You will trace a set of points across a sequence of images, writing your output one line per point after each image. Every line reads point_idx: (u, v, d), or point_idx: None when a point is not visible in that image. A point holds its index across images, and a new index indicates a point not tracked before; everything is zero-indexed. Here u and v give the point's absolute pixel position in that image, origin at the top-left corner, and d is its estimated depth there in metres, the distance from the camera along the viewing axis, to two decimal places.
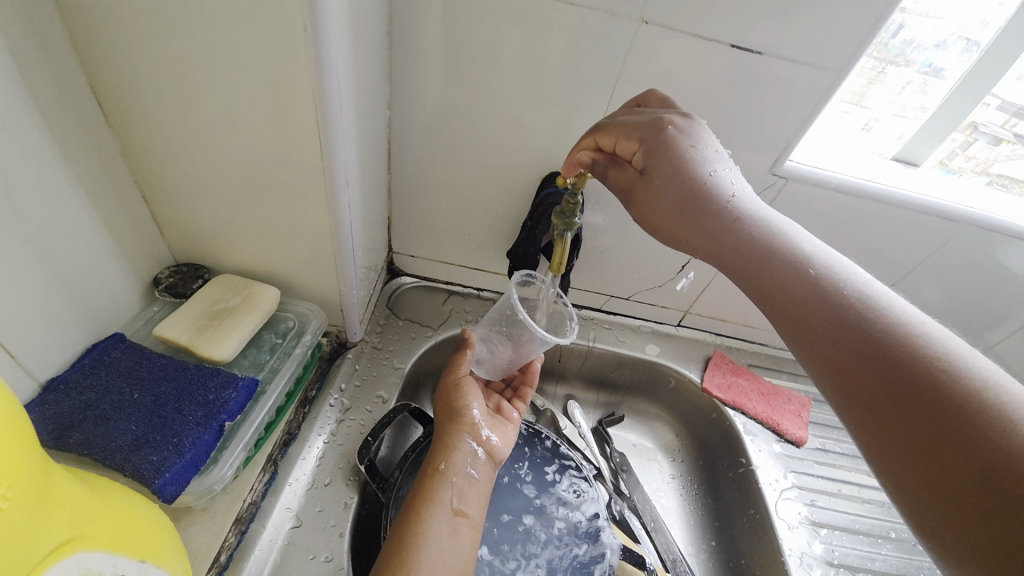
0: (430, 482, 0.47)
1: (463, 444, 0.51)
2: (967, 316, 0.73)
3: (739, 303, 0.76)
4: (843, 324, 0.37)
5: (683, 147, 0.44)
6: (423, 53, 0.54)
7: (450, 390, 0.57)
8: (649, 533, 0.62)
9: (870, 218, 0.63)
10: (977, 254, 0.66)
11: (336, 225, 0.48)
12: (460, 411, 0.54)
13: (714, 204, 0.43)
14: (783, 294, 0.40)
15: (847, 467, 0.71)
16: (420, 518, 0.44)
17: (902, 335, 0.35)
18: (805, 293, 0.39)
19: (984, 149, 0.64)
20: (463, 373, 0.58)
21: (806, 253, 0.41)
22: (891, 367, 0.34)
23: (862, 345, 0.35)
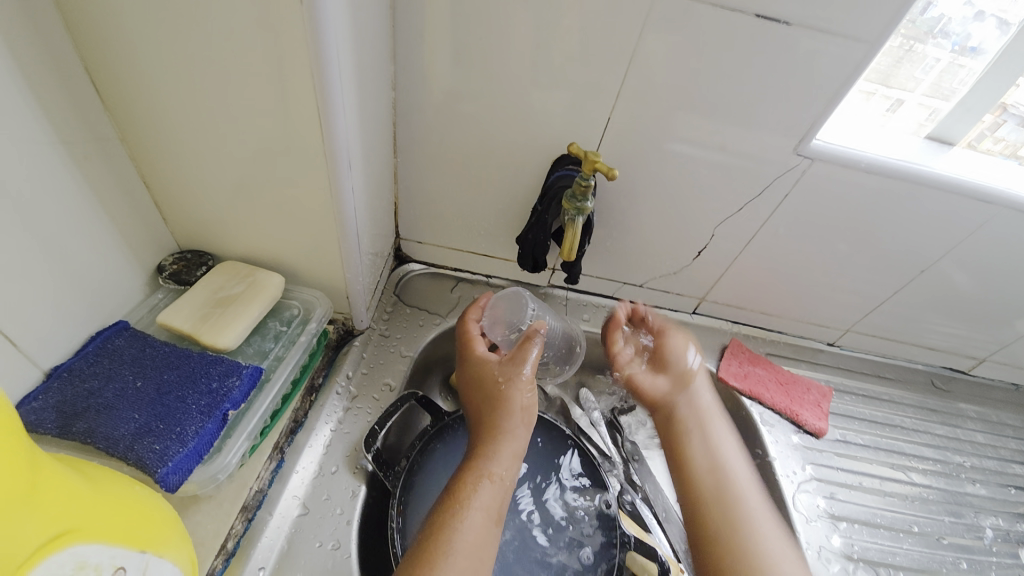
0: (467, 484, 0.47)
1: (505, 444, 0.49)
2: (999, 305, 0.70)
3: (757, 291, 0.73)
4: (710, 475, 0.60)
5: (675, 336, 0.70)
6: (428, 30, 0.52)
7: (507, 380, 0.52)
8: (660, 523, 0.62)
9: (898, 201, 0.60)
10: (1013, 239, 0.62)
11: (339, 210, 0.47)
12: (510, 412, 0.51)
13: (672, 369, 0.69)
14: (693, 454, 0.63)
15: (868, 459, 0.68)
16: (456, 521, 0.44)
17: (742, 505, 0.57)
18: (711, 473, 0.60)
19: (1013, 131, 0.60)
20: (525, 368, 0.52)
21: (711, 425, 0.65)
22: (721, 535, 0.55)
23: (705, 485, 0.59)
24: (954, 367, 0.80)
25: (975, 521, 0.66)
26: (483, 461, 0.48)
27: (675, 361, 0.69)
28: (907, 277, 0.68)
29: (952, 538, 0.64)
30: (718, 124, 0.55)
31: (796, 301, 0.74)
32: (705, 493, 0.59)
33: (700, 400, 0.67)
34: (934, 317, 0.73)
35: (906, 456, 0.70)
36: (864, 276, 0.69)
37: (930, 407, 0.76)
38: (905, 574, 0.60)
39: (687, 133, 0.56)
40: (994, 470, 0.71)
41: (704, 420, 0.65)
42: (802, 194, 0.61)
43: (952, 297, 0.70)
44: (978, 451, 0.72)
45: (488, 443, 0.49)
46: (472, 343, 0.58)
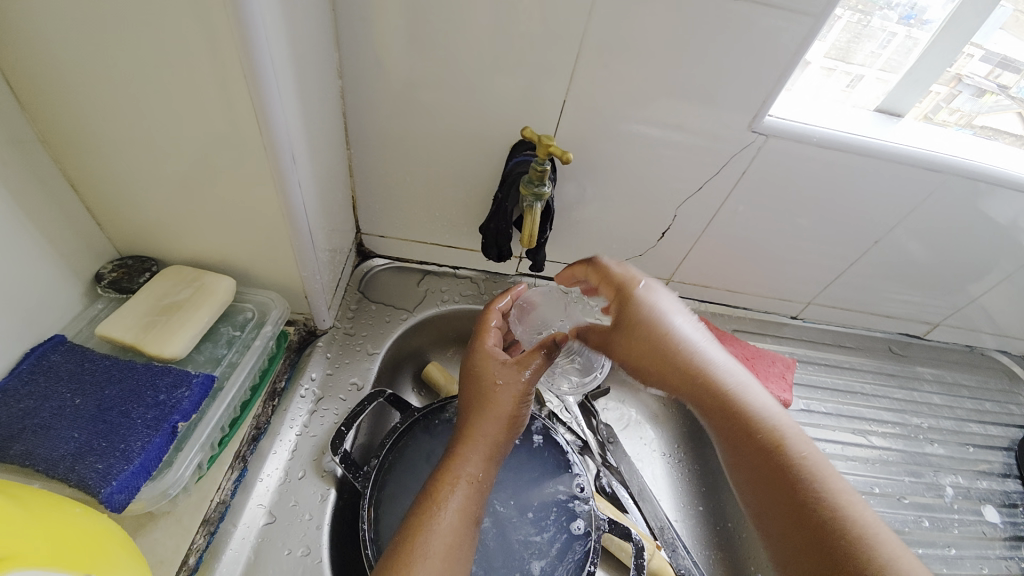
0: (445, 488, 0.46)
1: (483, 444, 0.49)
2: (950, 271, 0.73)
3: (721, 268, 0.74)
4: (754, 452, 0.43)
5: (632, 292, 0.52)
6: (371, 16, 0.50)
7: (511, 386, 0.51)
8: (637, 502, 0.63)
9: (850, 174, 0.61)
10: (960, 207, 0.64)
11: (288, 206, 0.45)
12: (504, 418, 0.50)
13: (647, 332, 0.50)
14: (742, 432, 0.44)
15: (832, 426, 0.71)
16: (431, 525, 0.43)
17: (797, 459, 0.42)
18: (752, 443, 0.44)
19: (968, 101, 0.64)
20: (532, 375, 0.52)
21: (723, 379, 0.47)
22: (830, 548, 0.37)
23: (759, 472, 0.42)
24: (910, 333, 0.83)
25: (935, 479, 0.69)
26: (465, 467, 0.47)
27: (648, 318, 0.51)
28: (862, 248, 0.70)
29: (911, 496, 0.67)
30: (673, 103, 0.55)
31: (759, 276, 0.75)
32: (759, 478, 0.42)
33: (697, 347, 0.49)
34: (890, 285, 0.75)
35: (868, 420, 0.72)
36: (822, 249, 0.70)
37: (889, 372, 0.79)
38: None
39: (643, 114, 0.56)
40: (950, 429, 0.74)
41: (742, 394, 0.46)
42: (759, 171, 0.61)
43: (906, 266, 0.72)
44: (935, 412, 0.76)
45: (471, 449, 0.48)
46: (486, 335, 0.57)
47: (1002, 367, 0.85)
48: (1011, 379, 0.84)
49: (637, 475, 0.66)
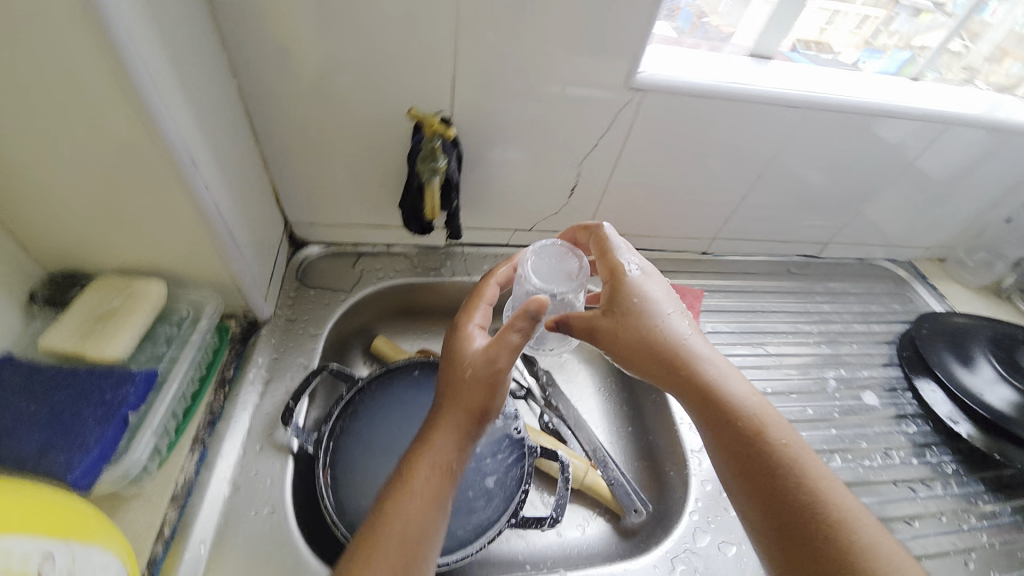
0: (415, 471, 0.48)
1: (444, 434, 0.49)
2: (829, 194, 0.82)
3: (631, 217, 0.81)
4: (738, 432, 0.49)
5: (627, 280, 0.57)
6: (252, 16, 0.52)
7: (480, 374, 0.50)
8: (573, 431, 0.72)
9: (722, 118, 0.68)
10: (824, 136, 0.72)
11: (198, 208, 0.49)
12: (475, 408, 0.50)
13: (640, 321, 0.55)
14: (723, 411, 0.50)
15: (734, 343, 0.80)
16: (398, 509, 0.46)
17: (775, 437, 0.48)
18: (735, 420, 0.50)
19: (905, 23, 0.76)
20: (501, 365, 0.50)
21: (710, 369, 0.52)
22: (796, 506, 0.45)
23: (745, 450, 0.48)
24: (806, 254, 0.93)
25: (819, 374, 0.78)
26: (438, 452, 0.49)
27: (637, 307, 0.55)
28: (749, 183, 0.78)
29: (799, 391, 0.76)
30: (553, 69, 0.60)
31: (665, 220, 0.83)
32: (739, 453, 0.48)
33: (682, 339, 0.54)
34: (780, 213, 0.84)
35: (764, 331, 0.83)
36: (716, 188, 0.78)
37: (787, 290, 0.89)
38: None
39: (527, 84, 0.61)
40: (838, 330, 0.85)
41: (724, 378, 0.52)
42: (644, 124, 0.67)
43: (791, 194, 0.81)
44: (825, 319, 0.86)
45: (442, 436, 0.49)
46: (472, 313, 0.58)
47: (891, 274, 0.95)
48: (896, 283, 0.94)
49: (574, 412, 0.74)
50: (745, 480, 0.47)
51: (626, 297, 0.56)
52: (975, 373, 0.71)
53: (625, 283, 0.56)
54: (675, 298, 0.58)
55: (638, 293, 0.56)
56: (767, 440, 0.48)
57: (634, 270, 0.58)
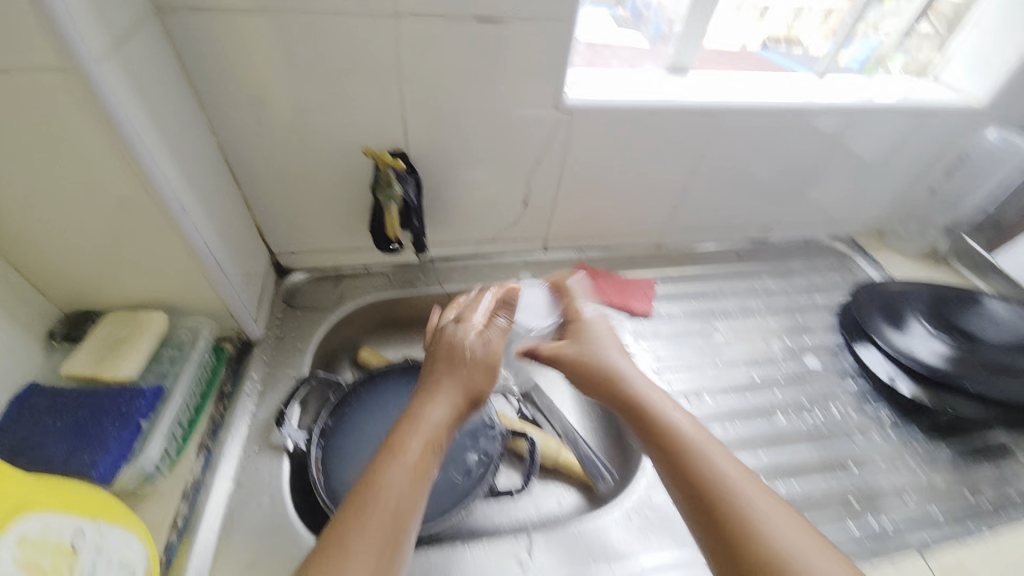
0: (405, 445, 0.47)
1: (403, 450, 0.47)
2: (760, 185, 0.90)
3: (583, 220, 0.89)
4: (677, 446, 0.48)
5: (589, 326, 0.65)
6: (226, 81, 0.62)
7: (484, 355, 0.58)
8: (546, 417, 0.79)
9: (647, 127, 0.76)
10: (742, 135, 0.81)
11: (190, 247, 0.57)
12: (474, 386, 0.55)
13: (593, 356, 0.60)
14: (659, 430, 0.50)
15: (687, 322, 0.86)
16: (358, 517, 0.42)
17: (712, 451, 0.47)
18: (676, 437, 0.48)
19: (875, 14, 0.85)
20: (495, 347, 0.59)
21: (651, 392, 0.53)
22: (730, 520, 0.42)
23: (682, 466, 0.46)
24: (754, 239, 1.00)
25: (765, 346, 0.84)
26: (430, 429, 0.49)
27: (593, 346, 0.61)
28: (685, 181, 0.86)
29: (760, 372, 0.79)
30: (488, 100, 0.69)
31: (616, 221, 0.90)
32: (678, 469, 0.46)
33: (631, 369, 0.56)
34: (720, 205, 0.92)
35: (717, 313, 0.88)
36: (655, 187, 0.86)
37: (738, 273, 0.96)
38: (708, 393, 0.75)
39: (468, 113, 0.70)
40: (787, 305, 0.92)
41: (660, 399, 0.53)
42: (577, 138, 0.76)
43: (726, 187, 0.89)
44: (772, 295, 0.93)
45: (438, 407, 0.51)
46: (451, 344, 0.58)
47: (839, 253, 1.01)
48: (841, 259, 1.00)
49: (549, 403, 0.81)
50: (682, 497, 0.45)
51: (581, 339, 0.63)
52: (909, 334, 0.77)
53: (586, 329, 0.65)
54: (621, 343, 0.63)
55: (592, 336, 0.63)
56: (704, 453, 0.47)
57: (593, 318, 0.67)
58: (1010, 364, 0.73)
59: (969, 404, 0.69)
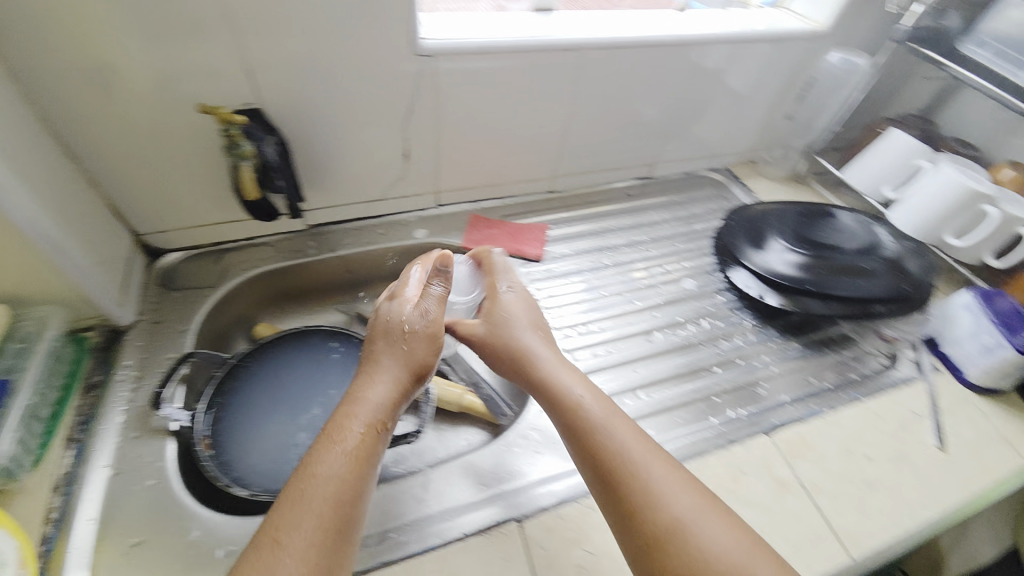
0: (346, 430, 0.48)
1: (338, 451, 0.47)
2: (637, 121, 0.93)
3: (471, 171, 0.89)
4: (596, 431, 0.53)
5: (506, 302, 0.67)
6: (33, 40, 0.54)
7: (421, 326, 0.57)
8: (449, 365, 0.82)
9: (512, 69, 0.76)
10: (609, 72, 0.83)
11: (16, 228, 0.52)
12: (417, 360, 0.55)
13: (514, 339, 0.62)
14: (577, 416, 0.55)
15: (580, 261, 0.90)
16: (292, 528, 0.42)
17: (625, 429, 0.53)
18: (592, 418, 0.54)
19: None
20: (433, 317, 0.59)
21: (566, 379, 0.58)
22: (639, 490, 0.48)
23: (600, 446, 0.52)
24: (641, 176, 1.05)
25: (648, 271, 0.90)
26: (371, 414, 0.50)
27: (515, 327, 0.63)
28: (563, 123, 0.87)
29: (641, 299, 0.85)
30: (341, 48, 0.66)
31: (504, 169, 0.91)
32: (595, 451, 0.52)
33: (548, 355, 0.61)
34: (602, 145, 0.95)
35: (605, 249, 0.93)
36: (535, 130, 0.87)
37: (626, 210, 1.01)
38: (594, 321, 0.81)
39: (321, 64, 0.67)
40: (670, 235, 0.98)
41: (576, 385, 0.57)
42: (445, 85, 0.74)
43: (604, 126, 0.91)
44: (656, 226, 0.99)
45: (380, 388, 0.52)
46: (382, 335, 0.57)
47: (716, 181, 1.09)
48: (720, 189, 1.08)
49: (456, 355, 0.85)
50: (598, 473, 0.51)
51: (504, 318, 0.64)
52: (766, 251, 0.85)
53: (508, 306, 0.66)
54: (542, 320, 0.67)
55: (513, 312, 0.66)
56: (616, 432, 0.53)
57: (509, 291, 0.68)
58: (855, 264, 0.83)
59: (818, 303, 0.78)
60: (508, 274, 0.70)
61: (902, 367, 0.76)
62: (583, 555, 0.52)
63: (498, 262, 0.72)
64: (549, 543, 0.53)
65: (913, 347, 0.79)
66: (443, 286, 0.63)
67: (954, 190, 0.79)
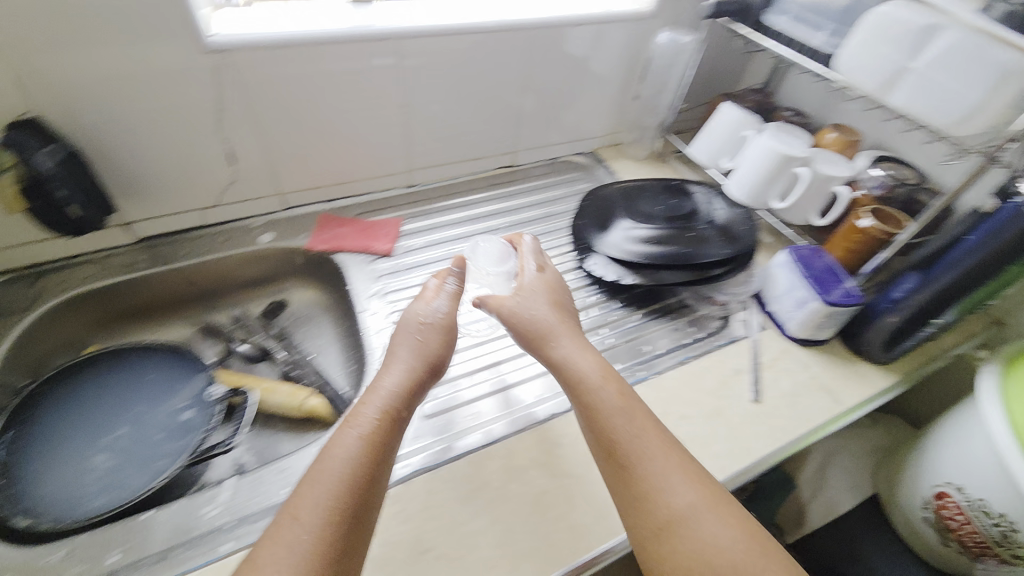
0: (358, 417, 0.52)
1: (346, 439, 0.49)
2: (482, 109, 0.93)
3: (313, 171, 0.87)
4: (607, 414, 0.55)
5: (535, 284, 0.69)
6: None
7: (438, 320, 0.64)
8: (295, 372, 0.82)
9: (322, 62, 0.74)
10: (433, 60, 0.82)
11: None
12: (429, 355, 0.61)
13: (534, 326, 0.64)
14: (590, 398, 0.56)
15: (433, 252, 0.89)
16: (298, 509, 0.44)
17: (645, 418, 0.54)
18: (609, 403, 0.55)
19: None
20: (445, 310, 0.65)
21: (586, 364, 0.59)
22: (648, 474, 0.50)
23: (614, 425, 0.54)
24: (505, 164, 1.06)
25: None
26: (380, 410, 0.52)
27: (540, 311, 0.65)
28: (399, 115, 0.86)
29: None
30: (116, 49, 0.63)
31: (349, 166, 0.89)
32: (607, 431, 0.54)
33: (574, 340, 0.63)
34: (451, 135, 0.94)
35: (461, 238, 0.92)
36: (371, 125, 0.85)
37: (490, 199, 1.01)
38: None
39: (95, 66, 0.63)
40: (534, 220, 0.98)
41: (594, 368, 0.59)
42: (249, 82, 0.72)
43: (447, 116, 0.91)
44: (519, 212, 1.00)
45: (385, 385, 0.55)
46: (397, 335, 0.63)
47: (582, 164, 1.11)
48: (585, 171, 1.10)
49: (310, 362, 0.85)
50: (607, 448, 0.53)
51: (533, 297, 0.67)
52: (611, 231, 0.87)
53: (534, 288, 0.68)
54: (569, 305, 0.68)
55: (536, 297, 0.67)
56: (632, 419, 0.54)
57: (537, 273, 0.70)
58: (688, 233, 0.86)
59: (667, 273, 0.81)
60: (541, 255, 0.73)
61: (732, 328, 0.80)
62: (375, 547, 0.52)
63: (529, 244, 0.74)
64: None
65: (745, 308, 0.82)
66: (456, 285, 0.69)
67: (769, 159, 0.83)
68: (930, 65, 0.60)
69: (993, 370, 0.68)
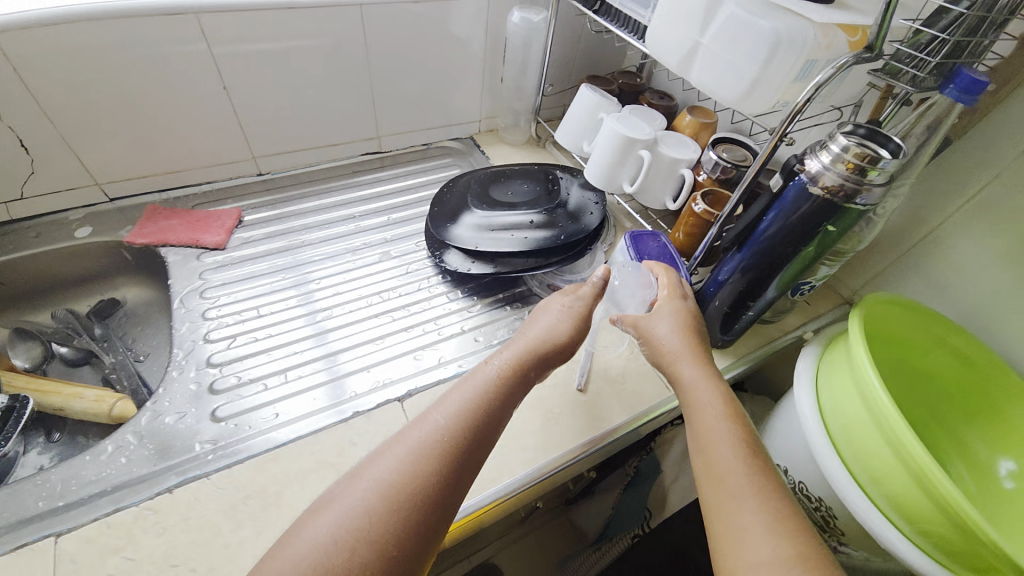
0: (442, 431, 0.48)
1: (412, 469, 0.45)
2: (326, 92, 0.88)
3: (135, 159, 0.81)
4: (715, 447, 0.50)
5: (677, 298, 0.65)
6: None
7: (577, 309, 0.62)
8: (111, 376, 0.76)
9: (113, 40, 0.68)
10: (252, 38, 0.76)
11: None
12: (550, 342, 0.59)
13: (666, 345, 0.60)
14: (701, 424, 0.53)
15: (271, 242, 0.84)
16: (340, 519, 0.41)
17: (755, 462, 0.49)
18: (712, 436, 0.51)
19: None
20: (581, 302, 0.63)
21: (711, 395, 0.55)
22: (746, 516, 0.45)
23: (714, 459, 0.50)
24: (371, 151, 1.01)
25: (349, 245, 0.85)
26: (469, 437, 0.48)
27: (670, 334, 0.61)
28: (224, 97, 0.80)
29: (322, 276, 0.80)
30: None
31: (178, 153, 0.83)
32: (711, 463, 0.50)
33: (703, 373, 0.57)
34: (294, 119, 0.89)
35: (307, 227, 0.87)
36: (192, 108, 0.79)
37: (349, 185, 0.96)
38: (263, 305, 0.74)
39: None
40: (393, 206, 0.93)
41: (717, 398, 0.55)
42: (24, 64, 0.65)
43: (285, 98, 0.85)
44: (381, 198, 0.95)
45: (462, 412, 0.49)
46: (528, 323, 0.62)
47: (457, 150, 1.08)
48: (460, 157, 1.06)
49: (133, 365, 0.79)
50: (705, 477, 0.50)
51: (669, 311, 0.63)
52: (455, 216, 0.83)
53: (672, 305, 0.64)
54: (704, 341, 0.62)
55: (673, 316, 0.63)
56: (744, 456, 0.49)
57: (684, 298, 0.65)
58: (530, 218, 0.82)
59: (509, 259, 0.79)
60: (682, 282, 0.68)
61: None
62: (118, 563, 0.48)
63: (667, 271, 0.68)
64: (83, 556, 0.49)
65: None
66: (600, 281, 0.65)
67: (610, 141, 0.80)
68: (714, 37, 0.54)
69: (810, 355, 0.68)
